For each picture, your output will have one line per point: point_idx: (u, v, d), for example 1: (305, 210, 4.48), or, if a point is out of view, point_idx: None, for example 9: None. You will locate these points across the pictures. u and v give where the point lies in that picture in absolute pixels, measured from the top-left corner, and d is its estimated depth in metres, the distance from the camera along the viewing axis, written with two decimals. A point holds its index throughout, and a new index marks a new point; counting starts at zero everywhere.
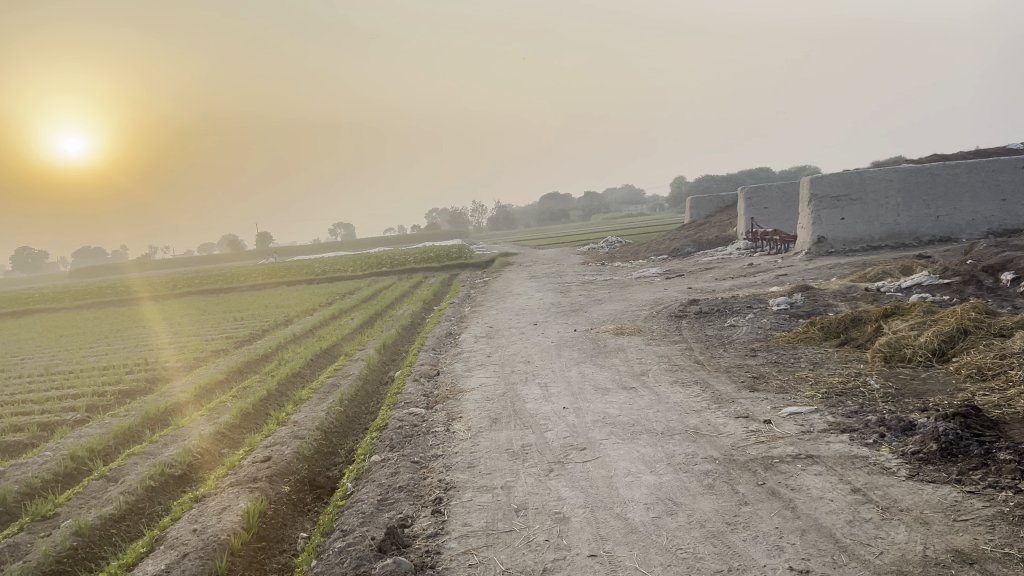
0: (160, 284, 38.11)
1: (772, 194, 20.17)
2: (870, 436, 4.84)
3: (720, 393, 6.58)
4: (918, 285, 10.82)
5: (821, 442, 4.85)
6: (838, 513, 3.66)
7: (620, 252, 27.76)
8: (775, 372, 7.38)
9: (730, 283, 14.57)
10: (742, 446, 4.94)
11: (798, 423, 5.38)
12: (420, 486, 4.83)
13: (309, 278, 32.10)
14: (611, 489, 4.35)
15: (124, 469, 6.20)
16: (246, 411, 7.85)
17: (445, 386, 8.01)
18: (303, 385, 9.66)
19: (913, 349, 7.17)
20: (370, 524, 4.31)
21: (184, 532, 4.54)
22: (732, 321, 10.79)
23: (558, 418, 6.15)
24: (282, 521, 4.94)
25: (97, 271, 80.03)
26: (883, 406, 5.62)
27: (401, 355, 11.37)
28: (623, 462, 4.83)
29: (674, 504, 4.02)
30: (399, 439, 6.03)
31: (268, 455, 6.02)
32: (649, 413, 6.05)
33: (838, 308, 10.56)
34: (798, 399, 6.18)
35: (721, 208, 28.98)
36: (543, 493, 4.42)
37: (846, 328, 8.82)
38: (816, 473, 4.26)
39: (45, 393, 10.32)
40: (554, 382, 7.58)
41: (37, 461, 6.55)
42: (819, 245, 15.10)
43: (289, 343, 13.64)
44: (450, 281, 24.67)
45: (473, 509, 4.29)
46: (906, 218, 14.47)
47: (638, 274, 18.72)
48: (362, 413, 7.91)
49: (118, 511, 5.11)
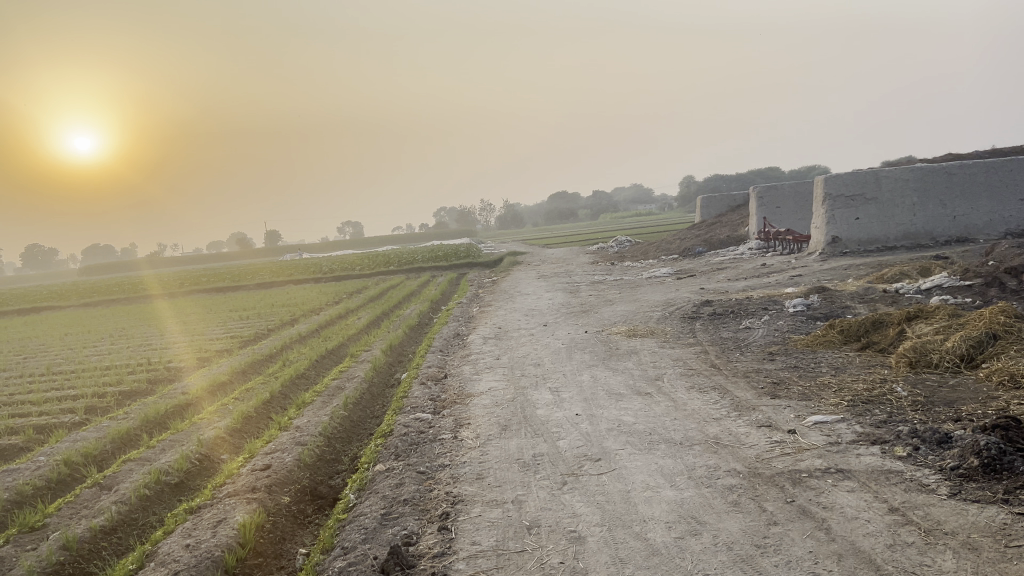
0: (169, 281, 37.99)
1: (785, 193, 19.85)
2: (902, 449, 4.56)
3: (740, 400, 6.30)
4: (938, 287, 10.55)
5: (851, 455, 4.57)
6: (876, 536, 3.39)
7: (630, 251, 27.36)
8: (795, 377, 7.12)
9: (744, 284, 14.30)
10: (767, 459, 4.67)
11: (825, 434, 5.10)
12: (426, 499, 4.57)
13: (317, 276, 31.91)
14: (629, 505, 4.09)
15: (119, 476, 5.95)
16: (247, 415, 7.61)
17: (453, 390, 7.74)
18: (308, 386, 9.42)
19: (940, 354, 6.88)
20: (372, 541, 4.06)
21: (176, 547, 4.29)
22: (748, 322, 10.52)
23: (571, 425, 5.89)
24: (280, 535, 4.70)
25: (107, 268, 79.73)
26: (914, 415, 5.33)
27: (408, 356, 11.12)
28: (641, 475, 4.57)
29: (698, 523, 3.76)
30: (404, 447, 5.78)
31: (268, 462, 5.77)
32: (666, 421, 5.78)
33: (856, 309, 10.28)
34: (822, 407, 5.89)
35: (733, 208, 28.62)
36: (557, 509, 4.16)
37: (866, 331, 8.53)
38: (848, 489, 3.99)
39: (45, 394, 10.10)
40: (566, 388, 7.30)
41: (30, 467, 6.32)
42: (833, 245, 14.84)
43: (294, 343, 13.40)
44: (458, 280, 24.41)
45: (482, 526, 4.04)
46: (923, 218, 14.13)
47: (649, 274, 18.40)
48: (367, 418, 7.65)
49: (110, 522, 4.88)
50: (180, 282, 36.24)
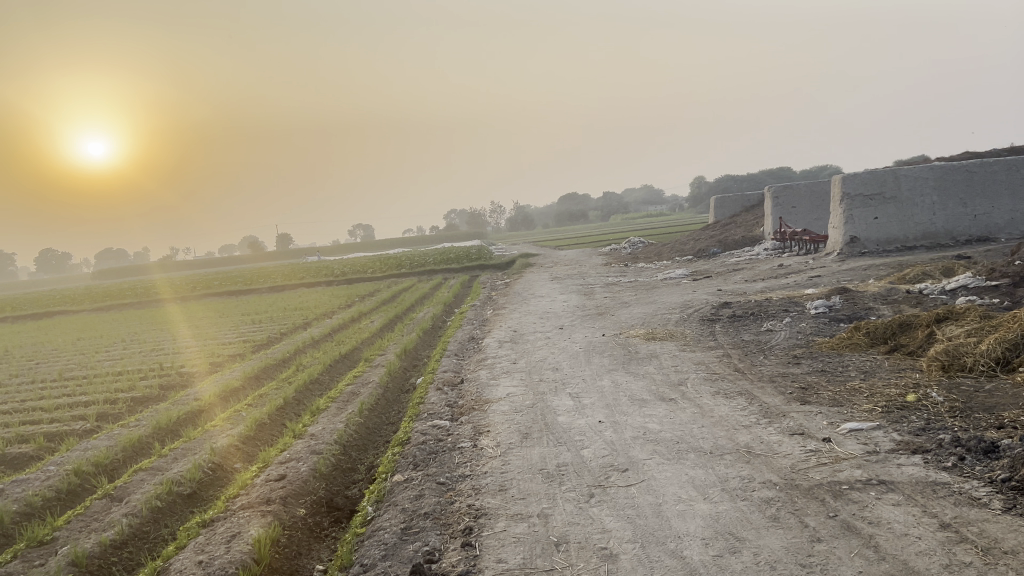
0: (182, 285, 38.07)
1: (801, 193, 19.59)
2: (947, 459, 4.35)
3: (769, 407, 6.09)
4: (963, 287, 10.32)
5: (891, 465, 4.37)
6: (930, 555, 3.18)
7: (643, 253, 27.15)
8: (824, 382, 6.88)
9: (762, 285, 14.08)
10: (803, 469, 4.46)
11: (862, 443, 4.88)
12: (448, 513, 4.39)
13: (329, 279, 31.81)
14: (662, 520, 3.89)
15: (130, 487, 5.79)
16: (261, 422, 7.45)
17: (470, 396, 7.57)
18: (322, 392, 9.24)
19: (974, 357, 6.63)
20: (392, 558, 3.88)
21: (189, 563, 4.12)
22: (769, 325, 10.30)
23: (594, 433, 5.70)
24: (296, 550, 4.53)
25: (122, 272, 79.78)
26: (953, 422, 5.10)
27: (423, 360, 10.94)
28: (671, 487, 4.37)
29: (736, 540, 3.56)
30: (422, 456, 5.59)
31: (283, 472, 5.60)
32: (694, 429, 5.58)
33: (879, 311, 10.05)
34: (856, 414, 5.67)
35: (748, 208, 28.35)
36: (585, 524, 3.96)
37: (893, 333, 8.30)
38: (894, 503, 3.78)
39: (56, 401, 9.95)
40: (586, 393, 7.11)
41: (39, 478, 6.16)
42: (851, 245, 14.38)
43: (307, 348, 13.23)
44: (471, 283, 24.21)
45: (508, 542, 3.85)
46: (943, 218, 13.86)
47: (666, 275, 18.25)
48: (382, 425, 7.47)
49: (120, 536, 4.72)
50: (192, 286, 36.13)
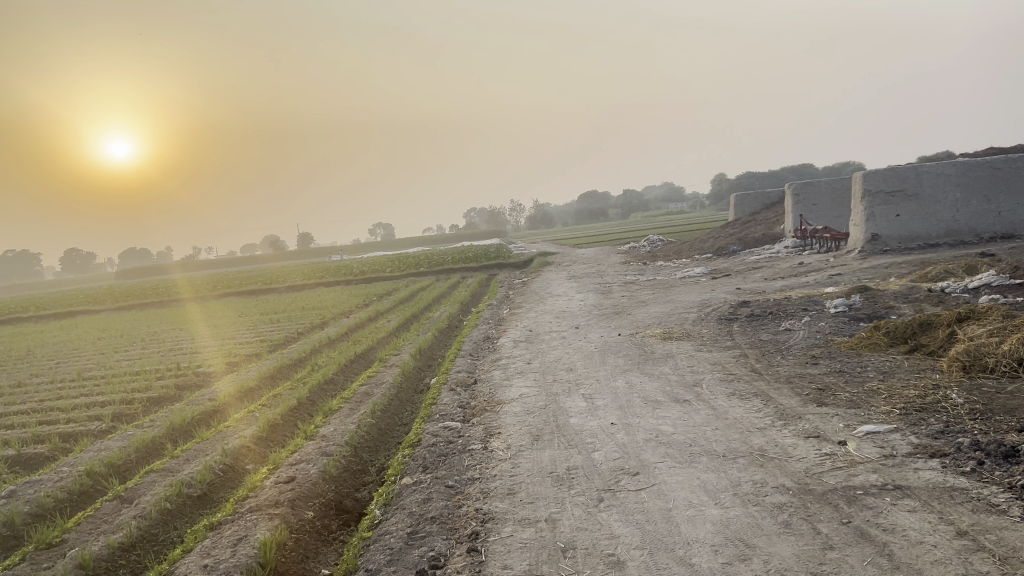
0: (203, 284, 38.25)
1: (821, 190, 19.36)
2: (965, 463, 4.24)
3: (785, 409, 5.98)
4: (986, 286, 10.13)
5: (908, 469, 4.27)
6: (946, 563, 3.09)
7: (663, 250, 26.97)
8: (842, 383, 6.77)
9: (782, 283, 13.92)
10: (818, 473, 4.37)
11: (878, 446, 4.78)
12: (454, 517, 4.34)
13: (349, 279, 31.89)
14: (672, 526, 3.82)
15: (141, 489, 5.78)
16: (274, 422, 7.43)
17: (483, 396, 7.51)
18: (335, 393, 9.22)
19: (996, 357, 6.49)
20: (398, 563, 3.84)
21: (194, 567, 4.10)
22: (787, 324, 10.16)
23: (606, 435, 5.62)
24: (303, 553, 4.50)
25: (145, 271, 80.19)
26: (972, 425, 4.98)
27: (438, 360, 10.90)
28: (682, 491, 4.29)
29: (747, 547, 3.48)
30: (432, 459, 5.55)
31: (293, 474, 5.57)
32: (708, 431, 5.49)
33: (900, 310, 9.88)
34: (873, 416, 5.55)
35: (768, 205, 28.08)
36: (593, 529, 3.90)
37: (913, 332, 8.15)
38: (909, 509, 3.69)
39: (74, 401, 10.01)
40: (599, 394, 7.03)
41: (52, 478, 6.18)
42: (872, 242, 14.23)
43: (323, 347, 13.25)
44: (489, 282, 24.17)
45: (514, 548, 3.79)
46: (966, 214, 13.65)
47: (684, 274, 18.09)
48: (395, 426, 7.43)
49: (128, 539, 4.71)
50: (213, 285, 36.36)
